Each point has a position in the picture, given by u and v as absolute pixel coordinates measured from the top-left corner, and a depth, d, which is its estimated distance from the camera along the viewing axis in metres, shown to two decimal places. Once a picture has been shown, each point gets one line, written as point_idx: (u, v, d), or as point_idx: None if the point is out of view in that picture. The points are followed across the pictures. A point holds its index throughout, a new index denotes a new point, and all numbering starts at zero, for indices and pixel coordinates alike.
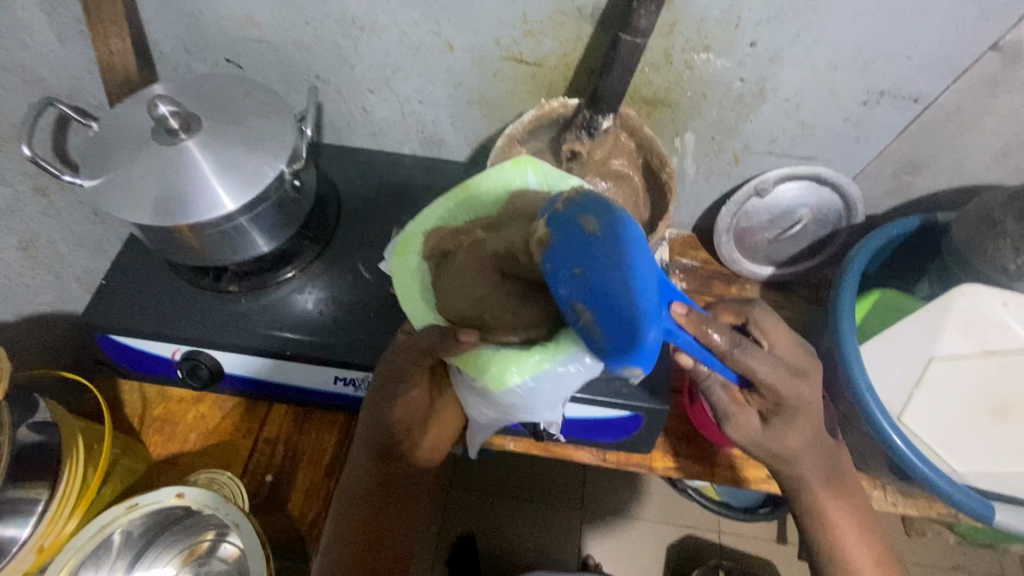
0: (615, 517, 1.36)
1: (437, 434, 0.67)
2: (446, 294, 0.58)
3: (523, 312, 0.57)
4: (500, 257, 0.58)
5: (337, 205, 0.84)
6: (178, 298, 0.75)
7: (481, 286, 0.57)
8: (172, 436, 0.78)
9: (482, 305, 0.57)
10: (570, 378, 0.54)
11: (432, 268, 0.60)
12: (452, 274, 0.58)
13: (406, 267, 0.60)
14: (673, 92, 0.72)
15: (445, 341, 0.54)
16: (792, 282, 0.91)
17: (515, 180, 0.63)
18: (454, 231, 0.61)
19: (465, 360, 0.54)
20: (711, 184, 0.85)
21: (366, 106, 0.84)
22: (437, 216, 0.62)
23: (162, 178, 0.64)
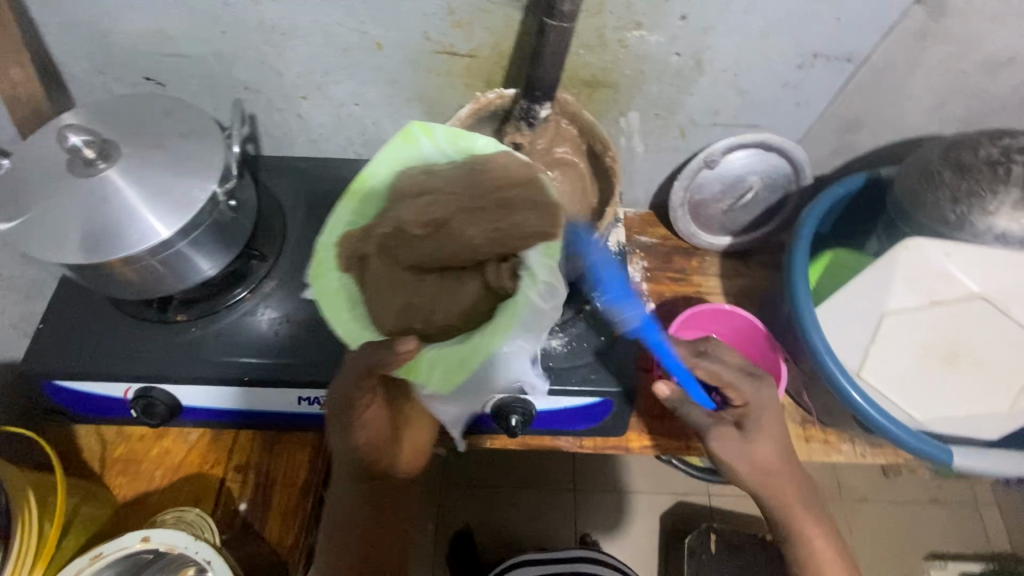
0: (608, 493, 1.38)
1: (413, 441, 0.67)
2: (372, 305, 0.57)
3: (451, 304, 0.58)
4: (401, 250, 0.59)
5: (283, 218, 0.81)
6: (122, 334, 0.72)
7: (399, 287, 0.59)
8: (137, 475, 0.75)
9: (409, 310, 0.58)
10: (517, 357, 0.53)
11: (354, 282, 0.56)
12: (372, 282, 0.57)
13: (328, 289, 0.55)
14: (612, 72, 0.70)
15: (385, 358, 0.51)
16: (750, 249, 0.92)
17: (410, 153, 0.59)
18: (360, 233, 0.57)
19: (410, 369, 0.54)
20: (661, 160, 0.85)
21: (301, 112, 0.81)
22: (342, 221, 0.57)
23: (86, 213, 0.60)
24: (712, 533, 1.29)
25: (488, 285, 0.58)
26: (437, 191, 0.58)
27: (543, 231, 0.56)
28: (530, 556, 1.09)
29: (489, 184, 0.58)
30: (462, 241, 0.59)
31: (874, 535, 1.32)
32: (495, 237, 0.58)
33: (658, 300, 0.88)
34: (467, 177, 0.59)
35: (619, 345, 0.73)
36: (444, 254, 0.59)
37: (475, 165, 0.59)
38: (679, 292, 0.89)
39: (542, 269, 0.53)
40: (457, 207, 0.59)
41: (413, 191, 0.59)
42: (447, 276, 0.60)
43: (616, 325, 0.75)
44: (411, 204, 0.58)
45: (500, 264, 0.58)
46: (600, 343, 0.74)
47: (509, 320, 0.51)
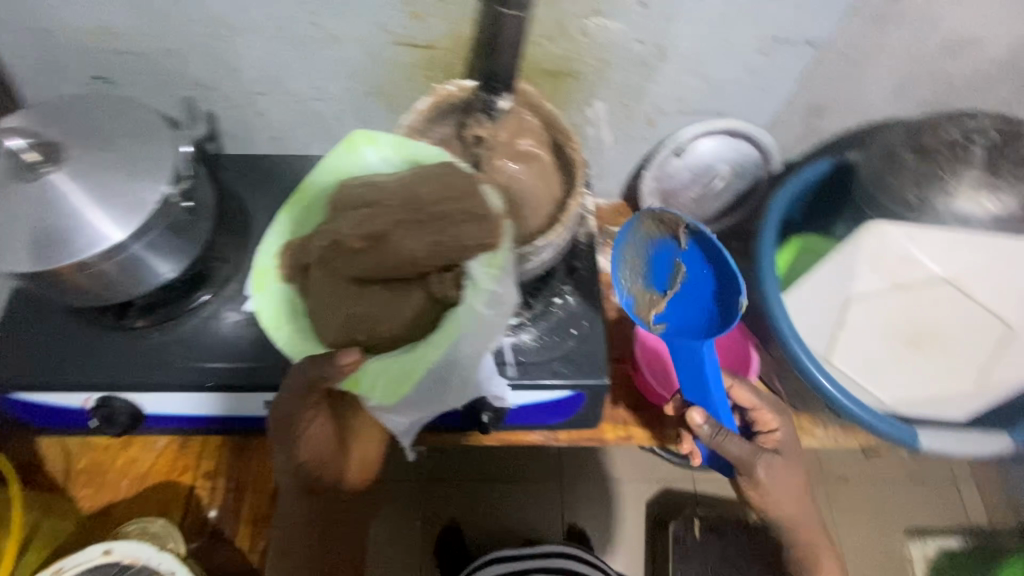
0: (593, 483, 1.38)
1: (361, 452, 0.69)
2: (316, 317, 0.57)
3: (394, 317, 0.55)
4: (343, 263, 0.57)
5: (245, 219, 0.79)
6: (80, 342, 0.70)
7: (343, 300, 0.56)
8: (103, 486, 0.74)
9: (352, 324, 0.55)
10: (466, 361, 0.54)
11: (295, 291, 0.58)
12: (314, 294, 0.57)
13: (269, 299, 0.58)
14: (575, 62, 0.69)
15: (327, 371, 0.53)
16: (722, 237, 0.92)
17: (354, 164, 0.62)
18: (302, 244, 0.59)
19: (356, 383, 0.54)
20: (630, 150, 0.84)
21: (260, 109, 0.79)
22: (285, 232, 0.60)
23: (32, 219, 0.58)
24: (695, 518, 1.31)
25: (431, 296, 0.56)
26: (374, 204, 0.58)
27: (482, 240, 0.56)
28: (506, 552, 1.04)
29: (428, 198, 0.58)
30: (401, 255, 0.56)
31: (855, 515, 1.34)
32: (438, 249, 0.56)
33: None
34: (407, 191, 0.58)
35: (590, 339, 0.73)
36: (385, 268, 0.57)
37: (415, 179, 0.58)
38: None
39: (484, 278, 0.54)
40: (397, 220, 0.56)
41: (354, 204, 0.58)
42: (392, 289, 0.57)
43: (587, 317, 0.74)
44: (349, 218, 0.57)
45: (443, 274, 0.56)
46: (571, 336, 0.73)
47: (453, 330, 0.53)
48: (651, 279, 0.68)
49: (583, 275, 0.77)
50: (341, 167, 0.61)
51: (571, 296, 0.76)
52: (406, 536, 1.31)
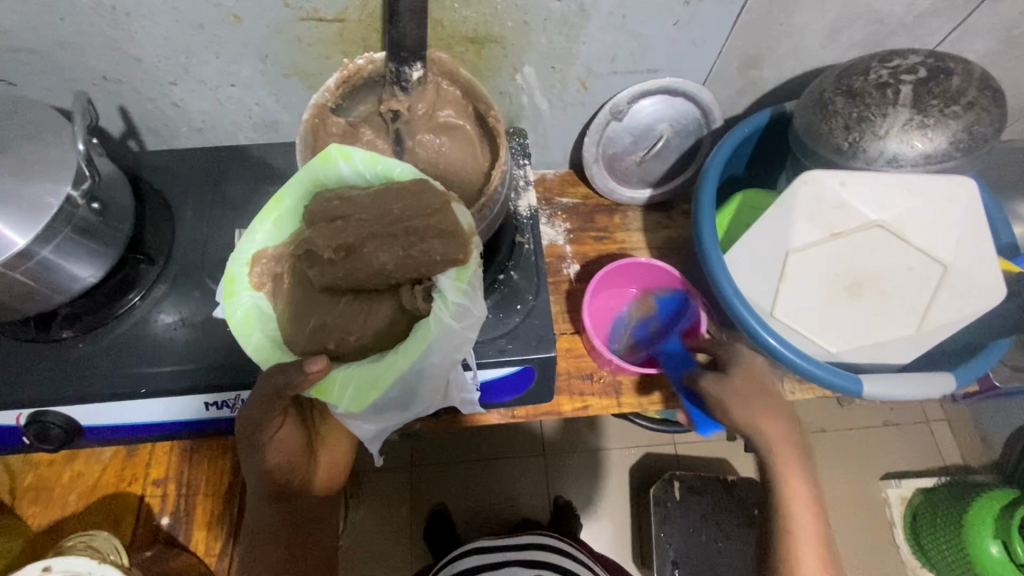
0: (575, 454, 1.38)
1: (331, 457, 0.68)
2: (287, 324, 0.54)
3: (362, 326, 0.54)
4: (316, 272, 0.54)
5: (171, 217, 0.75)
6: (8, 358, 0.67)
7: (313, 309, 0.55)
8: (50, 502, 0.71)
9: (322, 334, 0.53)
10: (431, 370, 0.51)
11: (268, 297, 0.54)
12: (287, 302, 0.55)
13: (238, 309, 0.53)
14: (494, 25, 0.66)
15: (292, 377, 0.50)
16: (672, 199, 0.91)
17: (330, 175, 0.56)
18: (276, 253, 0.55)
19: (323, 391, 0.52)
20: (569, 117, 0.82)
21: (176, 100, 0.75)
22: (257, 240, 0.55)
23: None
24: (676, 480, 1.31)
25: (404, 309, 0.55)
26: (347, 216, 0.53)
27: (453, 256, 0.52)
28: (475, 544, 1.04)
29: (402, 211, 0.53)
30: (372, 267, 0.54)
31: (831, 464, 1.36)
32: (408, 263, 0.53)
33: (584, 261, 0.88)
34: (380, 202, 0.54)
35: (536, 314, 0.72)
36: (359, 280, 0.55)
37: (389, 193, 0.54)
38: (603, 251, 0.88)
39: (452, 291, 0.52)
40: (368, 232, 0.53)
41: (326, 214, 0.53)
42: (364, 299, 0.55)
43: (532, 290, 0.73)
44: (323, 230, 0.53)
45: (414, 287, 0.55)
46: (516, 312, 0.71)
47: (422, 340, 0.50)
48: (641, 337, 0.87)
49: (526, 250, 0.75)
50: (316, 176, 0.56)
51: (515, 272, 0.74)
52: (392, 523, 1.31)
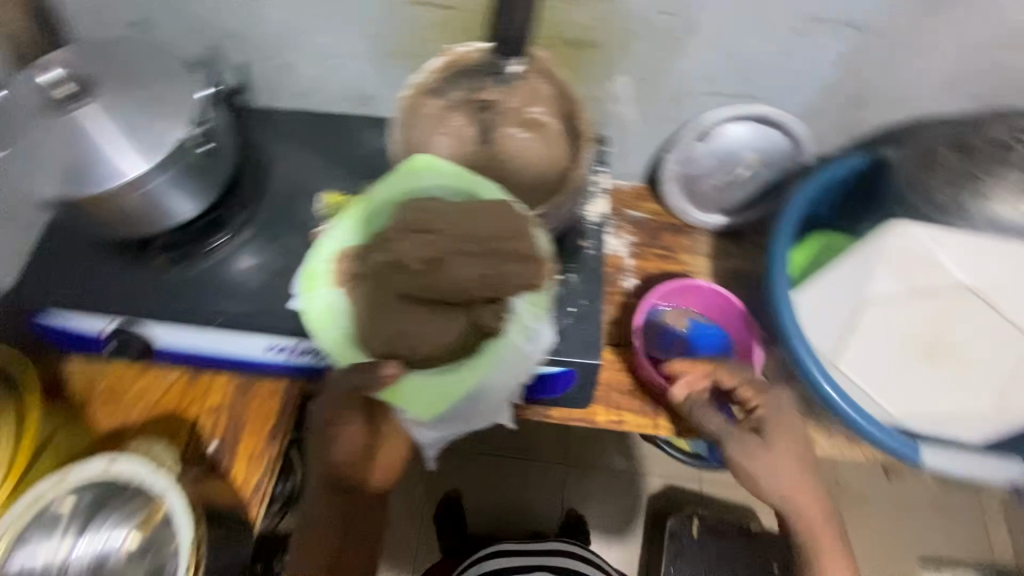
0: (597, 469, 1.35)
1: (387, 459, 0.71)
2: (362, 324, 0.55)
3: (436, 334, 0.56)
4: (398, 278, 0.56)
5: (265, 168, 0.81)
6: (114, 268, 0.76)
7: (389, 313, 0.56)
8: (116, 410, 0.77)
9: (397, 340, 0.55)
10: (498, 388, 0.54)
11: (344, 296, 0.54)
12: (363, 302, 0.55)
13: (316, 304, 0.54)
14: (597, 31, 0.66)
15: (368, 380, 0.53)
16: (743, 230, 0.89)
17: (414, 186, 0.58)
18: (358, 252, 0.55)
19: (394, 394, 0.54)
20: (655, 132, 0.81)
21: (288, 63, 0.80)
22: (338, 237, 0.56)
23: (71, 146, 0.63)
24: (695, 517, 1.27)
25: (477, 327, 0.56)
26: (436, 229, 0.56)
27: (530, 281, 0.55)
28: (507, 545, 1.00)
29: (492, 231, 0.56)
30: (456, 283, 0.56)
31: (866, 538, 1.28)
32: (487, 282, 0.55)
33: (642, 276, 0.87)
34: (473, 221, 0.56)
35: (588, 320, 0.71)
36: (436, 291, 0.56)
37: (479, 212, 0.56)
38: (664, 269, 0.88)
39: (527, 315, 0.55)
40: (456, 248, 0.56)
41: (415, 224, 0.56)
42: (437, 311, 0.56)
43: (587, 297, 0.73)
44: (413, 240, 0.55)
45: (489, 305, 0.56)
46: (569, 315, 0.72)
47: (494, 358, 0.54)
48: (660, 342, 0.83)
49: (589, 256, 0.75)
50: (404, 187, 0.57)
51: (574, 274, 0.74)
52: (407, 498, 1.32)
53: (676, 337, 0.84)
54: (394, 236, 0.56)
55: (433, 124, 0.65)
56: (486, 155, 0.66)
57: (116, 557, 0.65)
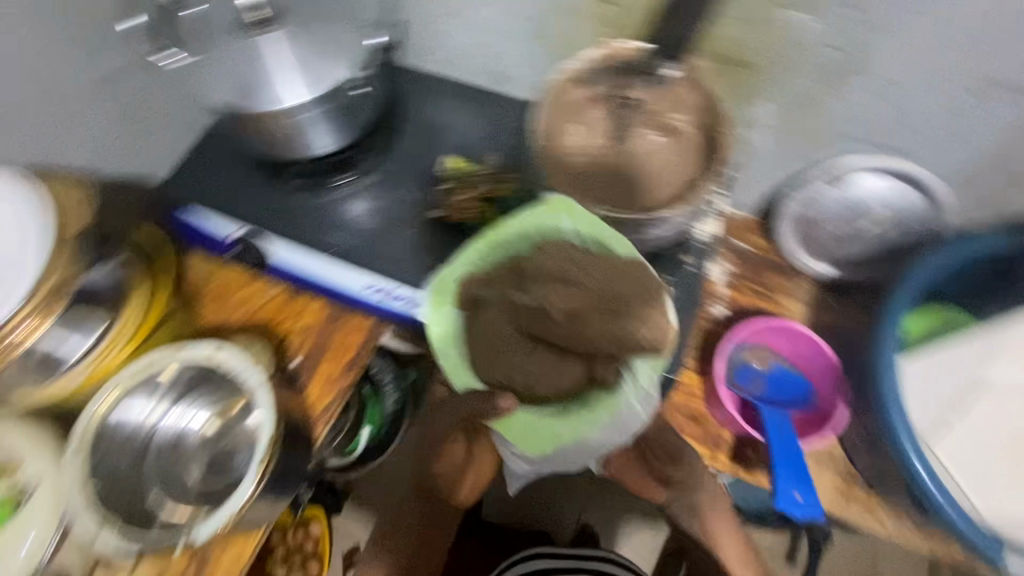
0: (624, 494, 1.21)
1: (477, 475, 0.91)
2: (483, 352, 0.64)
3: (552, 378, 0.63)
4: (531, 320, 0.64)
5: (398, 122, 0.86)
6: (251, 182, 0.84)
7: (510, 346, 0.64)
8: (221, 308, 0.79)
9: (517, 373, 0.63)
10: (600, 441, 0.63)
11: (465, 319, 0.64)
12: (488, 331, 0.64)
13: (440, 320, 0.64)
14: (758, 53, 0.66)
15: (482, 408, 0.63)
16: (850, 287, 0.86)
17: (549, 223, 0.64)
18: (486, 277, 0.65)
19: (505, 424, 0.65)
20: (785, 167, 0.80)
21: (441, 30, 0.83)
22: (469, 261, 0.65)
23: (252, 65, 0.70)
24: None
25: (590, 378, 0.63)
26: (568, 280, 0.63)
27: (648, 343, 0.60)
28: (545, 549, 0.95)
29: (626, 294, 0.61)
30: (585, 336, 0.62)
31: None
32: (614, 341, 0.61)
33: (733, 308, 0.86)
34: (610, 281, 0.62)
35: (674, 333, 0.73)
36: (559, 338, 0.63)
37: (611, 269, 0.62)
38: (757, 307, 0.86)
39: (644, 378, 0.60)
40: (590, 306, 0.62)
41: (555, 273, 0.63)
42: (556, 355, 0.63)
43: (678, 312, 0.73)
44: (551, 288, 0.63)
45: (608, 362, 0.62)
46: None
47: (603, 415, 0.61)
48: (738, 378, 0.81)
49: (688, 271, 0.75)
50: (536, 225, 0.65)
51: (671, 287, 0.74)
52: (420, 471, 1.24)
53: (753, 374, 0.82)
54: (530, 272, 0.64)
55: (571, 113, 0.67)
56: (616, 152, 0.66)
57: (202, 434, 0.73)
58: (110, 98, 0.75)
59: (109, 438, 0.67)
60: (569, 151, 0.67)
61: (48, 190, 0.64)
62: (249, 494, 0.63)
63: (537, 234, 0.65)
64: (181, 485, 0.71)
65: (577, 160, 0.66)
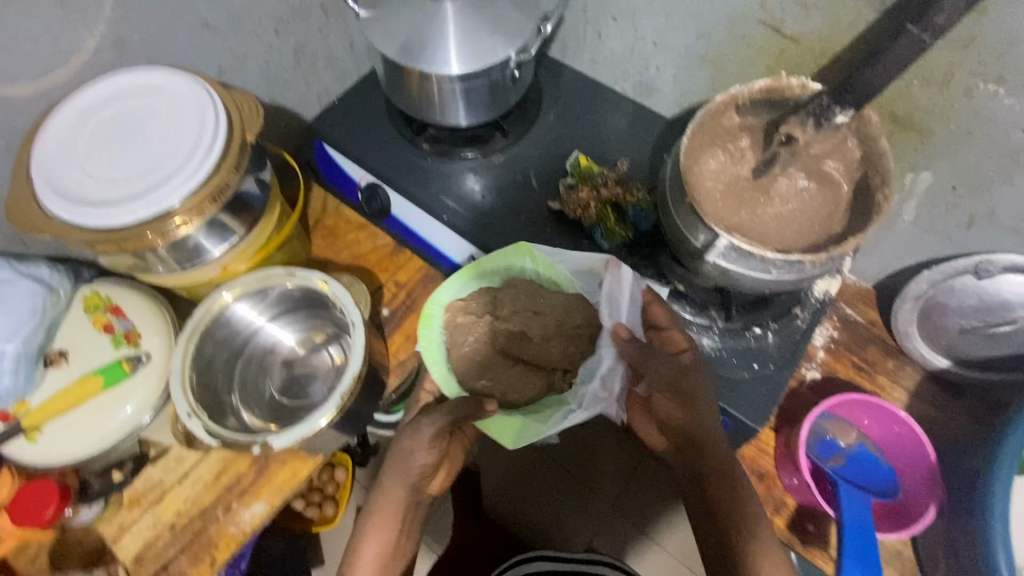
0: None
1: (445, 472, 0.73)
2: (461, 365, 0.73)
3: (522, 389, 0.71)
4: (506, 342, 0.72)
5: (537, 111, 0.87)
6: (384, 134, 0.86)
7: (490, 365, 0.72)
8: (331, 246, 0.89)
9: (494, 384, 0.71)
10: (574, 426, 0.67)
11: (449, 337, 0.74)
12: (465, 352, 0.73)
13: (431, 338, 0.73)
14: (933, 119, 0.63)
15: (472, 412, 0.67)
16: (963, 386, 0.80)
17: (515, 265, 0.74)
18: (465, 306, 0.73)
19: (485, 424, 0.69)
20: (922, 242, 0.76)
21: (602, 32, 0.85)
22: (454, 293, 0.75)
23: (416, 25, 0.72)
24: None
25: (550, 389, 0.71)
26: (540, 312, 0.72)
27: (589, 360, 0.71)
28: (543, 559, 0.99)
29: (583, 323, 0.72)
30: (552, 355, 0.71)
31: None
32: (571, 360, 0.71)
33: (824, 373, 0.82)
34: (568, 311, 0.72)
35: (765, 383, 0.70)
36: (529, 355, 0.72)
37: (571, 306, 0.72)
38: (856, 383, 0.81)
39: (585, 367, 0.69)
40: (554, 329, 0.72)
41: (525, 302, 0.73)
42: (524, 371, 0.72)
43: (776, 365, 0.70)
44: (523, 314, 0.72)
45: (566, 374, 0.71)
46: (747, 369, 0.70)
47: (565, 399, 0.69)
48: (820, 457, 0.75)
49: (796, 324, 0.72)
50: (505, 268, 0.74)
51: (772, 334, 0.72)
52: None
53: (835, 450, 0.75)
54: (504, 302, 0.73)
55: (721, 138, 0.67)
56: (755, 188, 0.65)
57: (290, 352, 0.79)
58: (289, 32, 0.81)
59: (216, 335, 0.73)
60: (708, 174, 0.65)
61: (227, 96, 0.63)
62: (323, 423, 0.66)
63: (506, 274, 0.74)
64: (259, 395, 0.76)
65: (713, 185, 0.65)
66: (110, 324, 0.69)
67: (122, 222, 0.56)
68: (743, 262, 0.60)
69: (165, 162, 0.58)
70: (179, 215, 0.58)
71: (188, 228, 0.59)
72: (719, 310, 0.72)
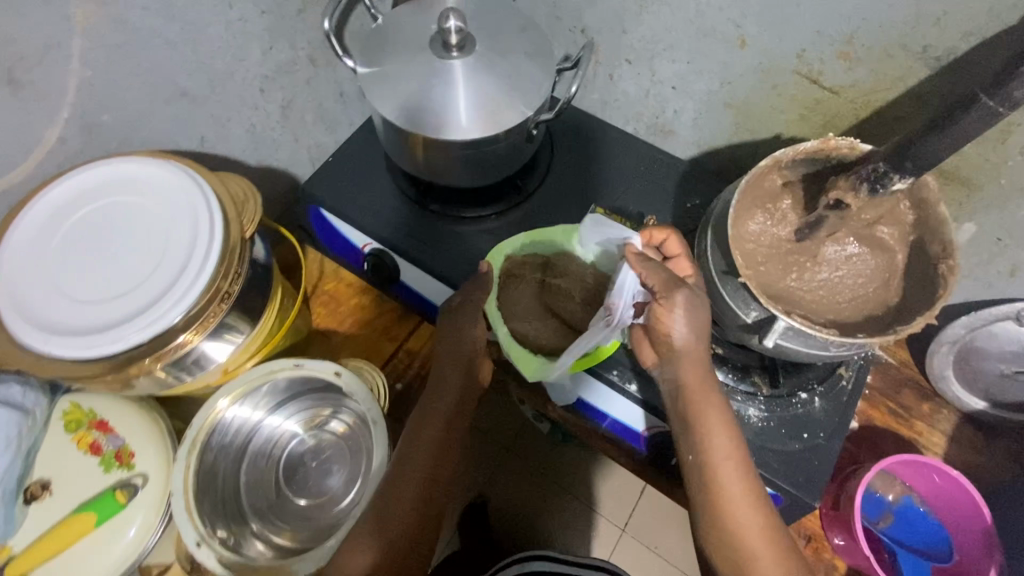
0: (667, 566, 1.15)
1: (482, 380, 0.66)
2: (506, 308, 0.66)
3: (553, 344, 0.66)
4: (551, 301, 0.67)
5: (549, 159, 0.81)
6: (386, 194, 0.78)
7: (532, 317, 0.67)
8: (333, 313, 0.82)
9: (531, 331, 0.66)
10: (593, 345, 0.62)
11: (503, 280, 0.68)
12: (512, 298, 0.67)
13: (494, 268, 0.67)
14: (983, 173, 0.60)
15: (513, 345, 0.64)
16: (998, 427, 0.79)
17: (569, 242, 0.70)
18: (523, 261, 0.69)
19: (515, 353, 0.64)
20: (960, 287, 0.73)
21: (615, 74, 0.79)
22: (516, 245, 0.69)
23: (424, 87, 0.65)
24: None
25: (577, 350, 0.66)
26: (585, 283, 0.68)
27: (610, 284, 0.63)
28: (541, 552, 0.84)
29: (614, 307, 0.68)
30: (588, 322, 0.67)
31: None
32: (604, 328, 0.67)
33: (861, 422, 0.79)
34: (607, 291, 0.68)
35: (817, 453, 0.66)
36: (570, 315, 0.67)
37: (609, 280, 0.68)
38: (895, 430, 0.79)
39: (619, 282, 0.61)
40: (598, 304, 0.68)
41: (578, 274, 0.69)
42: (563, 330, 0.67)
43: (826, 432, 0.67)
44: (575, 282, 0.68)
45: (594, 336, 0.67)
46: (798, 440, 0.67)
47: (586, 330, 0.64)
48: (868, 515, 0.76)
49: (841, 385, 0.69)
50: (557, 244, 0.70)
51: (818, 399, 0.68)
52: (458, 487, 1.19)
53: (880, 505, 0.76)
54: (557, 267, 0.69)
55: (763, 199, 0.62)
56: (802, 252, 0.61)
57: (292, 443, 0.71)
58: (275, 89, 0.72)
59: (217, 439, 0.65)
60: (752, 239, 0.61)
61: (214, 178, 0.56)
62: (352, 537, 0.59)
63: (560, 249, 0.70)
64: (265, 496, 0.69)
65: (755, 248, 0.61)
66: (97, 443, 0.61)
67: (111, 350, 0.48)
68: (802, 341, 0.56)
69: (158, 269, 0.51)
70: (182, 331, 0.50)
71: (191, 343, 0.52)
72: (762, 374, 0.68)
